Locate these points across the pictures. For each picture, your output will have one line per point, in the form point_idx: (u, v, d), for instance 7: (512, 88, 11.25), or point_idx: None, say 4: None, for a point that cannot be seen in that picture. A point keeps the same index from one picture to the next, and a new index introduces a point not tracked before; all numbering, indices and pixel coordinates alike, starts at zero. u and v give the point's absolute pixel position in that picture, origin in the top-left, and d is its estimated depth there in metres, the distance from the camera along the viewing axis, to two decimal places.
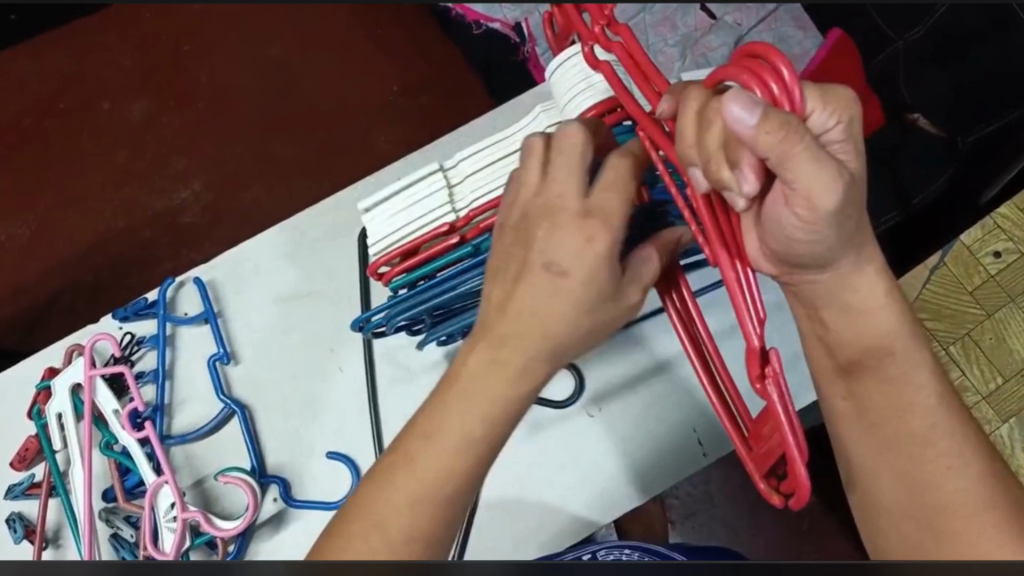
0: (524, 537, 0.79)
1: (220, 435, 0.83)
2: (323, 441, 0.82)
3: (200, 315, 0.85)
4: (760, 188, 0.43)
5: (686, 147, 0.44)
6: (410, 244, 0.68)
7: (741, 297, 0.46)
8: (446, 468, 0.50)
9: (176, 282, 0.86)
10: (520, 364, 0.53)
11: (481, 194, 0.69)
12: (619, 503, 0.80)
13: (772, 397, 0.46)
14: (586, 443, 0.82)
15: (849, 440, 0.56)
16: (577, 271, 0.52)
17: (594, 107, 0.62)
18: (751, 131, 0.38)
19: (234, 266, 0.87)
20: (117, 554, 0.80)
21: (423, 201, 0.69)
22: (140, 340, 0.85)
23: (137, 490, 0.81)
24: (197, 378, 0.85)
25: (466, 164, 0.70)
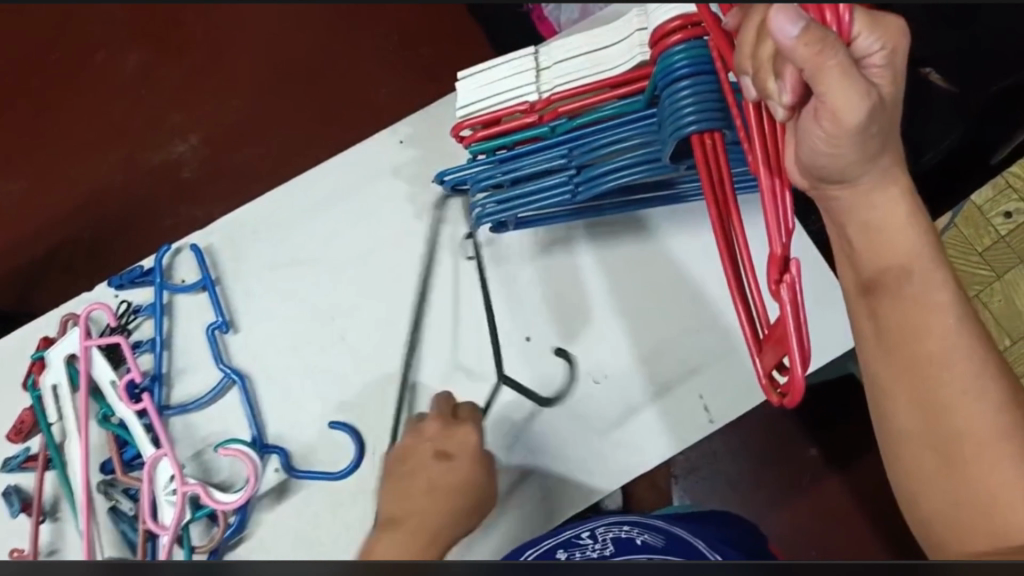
0: (529, 509, 0.77)
1: (219, 405, 0.81)
2: (324, 411, 0.81)
3: (197, 283, 0.83)
4: (800, 101, 0.43)
5: (741, 57, 0.45)
6: (493, 115, 0.78)
7: (771, 204, 0.46)
8: None
9: (172, 248, 0.84)
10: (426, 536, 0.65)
11: (564, 82, 0.77)
12: (621, 469, 0.76)
13: (784, 303, 0.45)
14: (593, 404, 0.79)
15: (876, 373, 0.54)
16: (459, 454, 0.71)
17: (678, 21, 0.65)
18: (792, 43, 0.36)
19: (230, 231, 0.85)
20: (115, 528, 0.78)
21: (511, 76, 0.78)
22: (137, 309, 0.83)
23: (136, 463, 0.79)
24: (195, 346, 0.83)
25: (559, 52, 0.77)
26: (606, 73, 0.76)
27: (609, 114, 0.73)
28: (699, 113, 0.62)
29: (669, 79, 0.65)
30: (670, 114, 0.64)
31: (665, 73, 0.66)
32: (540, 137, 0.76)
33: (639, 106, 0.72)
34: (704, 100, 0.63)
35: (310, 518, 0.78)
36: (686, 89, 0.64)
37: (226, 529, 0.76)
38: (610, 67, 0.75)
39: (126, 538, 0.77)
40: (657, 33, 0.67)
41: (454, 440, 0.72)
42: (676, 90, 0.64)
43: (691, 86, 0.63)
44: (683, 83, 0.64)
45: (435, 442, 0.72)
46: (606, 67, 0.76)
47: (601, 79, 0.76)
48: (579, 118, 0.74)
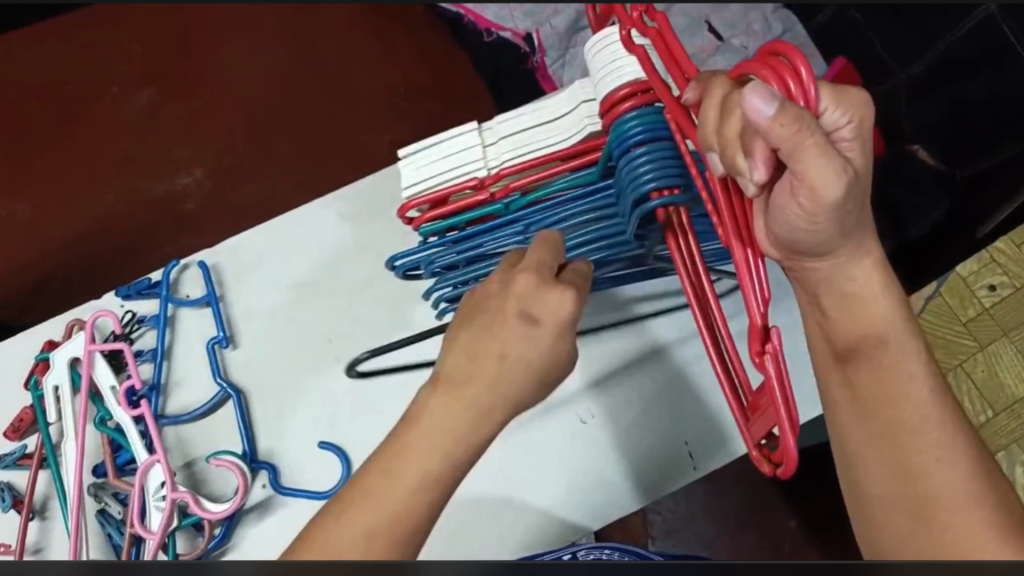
0: (513, 539, 0.80)
1: (213, 417, 0.84)
2: (312, 432, 0.83)
3: (202, 298, 0.86)
4: (770, 177, 0.46)
5: (707, 134, 0.48)
6: (440, 194, 0.81)
7: (748, 278, 0.50)
8: (403, 502, 0.52)
9: (180, 264, 0.88)
10: (475, 414, 0.56)
11: (512, 157, 0.81)
12: (606, 511, 0.81)
13: (769, 372, 0.49)
14: (581, 442, 0.83)
15: (846, 431, 0.56)
16: (546, 320, 0.58)
17: (627, 89, 0.69)
18: (767, 122, 0.40)
19: (236, 253, 0.89)
20: (102, 530, 0.80)
21: (458, 154, 0.82)
22: (141, 319, 0.86)
23: (128, 468, 0.82)
24: (194, 359, 0.86)
25: (502, 127, 0.82)
26: (558, 144, 0.81)
27: (564, 186, 0.78)
28: (659, 176, 0.66)
29: (624, 147, 0.68)
30: (629, 183, 0.67)
31: (620, 141, 0.68)
32: (494, 213, 0.80)
33: (594, 178, 0.77)
34: (664, 165, 0.66)
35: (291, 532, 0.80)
36: (643, 156, 0.66)
37: (211, 540, 0.77)
38: (561, 138, 0.81)
39: (111, 541, 0.79)
40: (607, 102, 0.70)
41: (545, 305, 0.59)
42: (633, 158, 0.67)
43: (648, 153, 0.66)
44: (639, 151, 0.67)
45: (521, 300, 0.59)
46: (558, 138, 0.81)
47: (551, 151, 0.80)
48: (532, 194, 0.78)
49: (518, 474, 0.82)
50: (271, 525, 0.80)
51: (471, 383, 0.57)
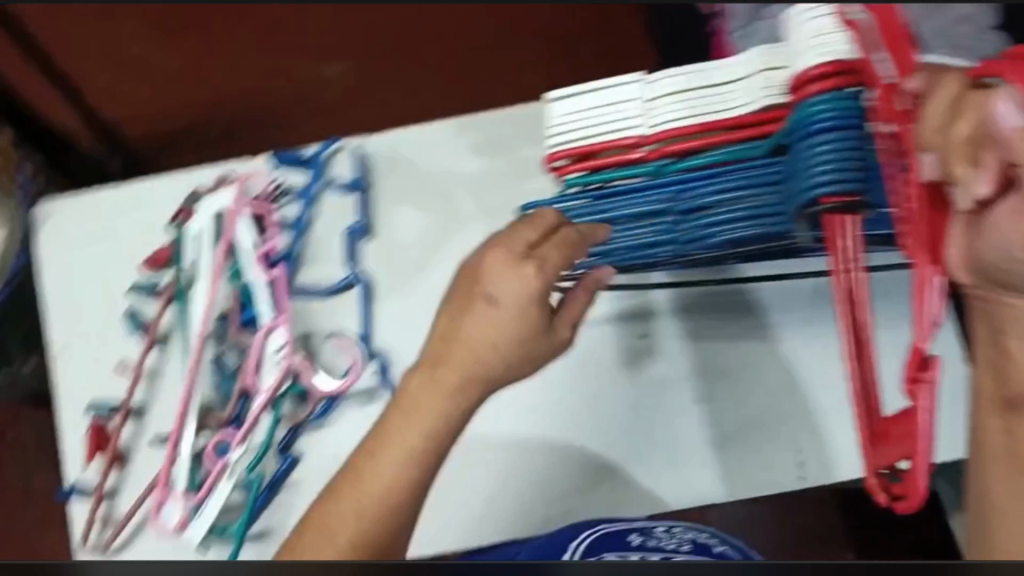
0: (593, 496, 0.80)
1: (339, 299, 0.86)
2: (428, 337, 0.84)
3: (349, 184, 0.87)
4: (992, 193, 0.42)
5: (926, 132, 0.44)
6: (590, 148, 0.75)
7: (931, 298, 0.46)
8: (387, 479, 0.60)
9: (335, 145, 0.88)
10: (454, 383, 0.63)
11: (675, 118, 0.73)
12: (699, 497, 0.79)
13: (922, 402, 0.46)
14: (682, 419, 0.81)
15: (994, 490, 0.49)
16: (505, 301, 0.64)
17: (824, 66, 0.61)
18: (1012, 128, 0.38)
19: (392, 144, 0.88)
20: (214, 377, 0.84)
21: (615, 104, 0.74)
22: (289, 190, 0.88)
23: (250, 325, 0.85)
24: (331, 239, 0.87)
25: (668, 82, 0.73)
26: (728, 111, 0.71)
27: (726, 158, 0.70)
28: (835, 173, 0.60)
29: (806, 130, 0.62)
30: (801, 169, 0.62)
31: (802, 123, 0.62)
32: (644, 176, 0.73)
33: (764, 154, 0.68)
34: (845, 162, 0.60)
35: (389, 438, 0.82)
36: (825, 144, 0.60)
37: (312, 411, 0.81)
38: (734, 104, 0.71)
39: (221, 390, 0.83)
40: (800, 79, 0.63)
41: (502, 284, 0.64)
42: (813, 143, 0.61)
43: (831, 141, 0.60)
44: (823, 138, 0.61)
45: (484, 286, 0.65)
46: (730, 104, 0.71)
47: (718, 118, 0.71)
48: (688, 162, 0.71)
49: (619, 437, 0.81)
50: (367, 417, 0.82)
51: (453, 369, 0.64)
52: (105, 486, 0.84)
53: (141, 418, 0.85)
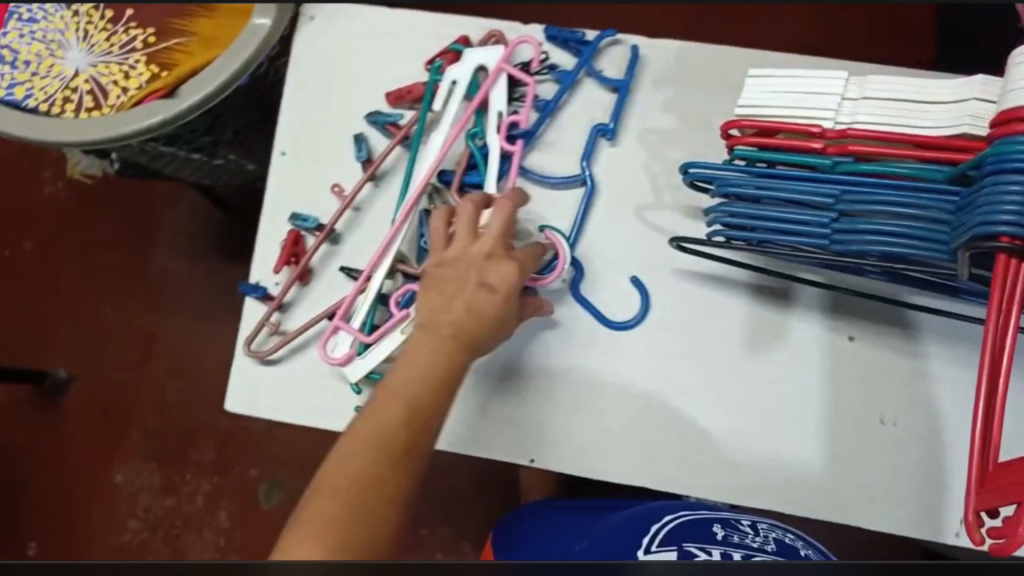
0: (755, 484, 0.89)
1: (564, 192, 0.96)
2: (630, 265, 0.95)
3: (612, 82, 0.96)
4: None
5: None
6: (773, 126, 0.79)
7: None
8: (369, 457, 0.71)
9: (613, 38, 0.97)
10: (449, 349, 0.77)
11: (867, 121, 0.76)
12: (845, 514, 0.87)
13: None
14: (858, 437, 0.88)
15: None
16: (500, 288, 0.79)
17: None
18: None
19: (662, 62, 0.97)
20: (418, 227, 0.91)
21: (813, 94, 0.78)
22: (550, 68, 0.97)
23: (469, 188, 0.91)
24: (577, 131, 0.97)
25: (872, 88, 0.76)
26: (920, 129, 0.73)
27: (904, 171, 0.72)
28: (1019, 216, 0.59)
29: (1001, 168, 0.61)
30: (984, 204, 0.61)
31: (999, 158, 0.61)
32: (819, 166, 0.77)
33: (939, 177, 0.70)
34: None
35: (566, 355, 0.94)
36: (1018, 187, 0.60)
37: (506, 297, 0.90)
38: (928, 124, 0.73)
39: (421, 241, 0.90)
40: (1006, 115, 0.62)
41: (496, 273, 0.79)
42: (1005, 183, 0.61)
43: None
44: (1015, 180, 0.60)
45: (479, 270, 0.79)
46: (924, 122, 0.73)
47: (907, 135, 0.74)
48: (865, 165, 0.74)
49: (788, 429, 0.89)
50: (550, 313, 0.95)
51: (441, 324, 0.78)
52: (284, 297, 0.92)
53: (336, 242, 0.93)
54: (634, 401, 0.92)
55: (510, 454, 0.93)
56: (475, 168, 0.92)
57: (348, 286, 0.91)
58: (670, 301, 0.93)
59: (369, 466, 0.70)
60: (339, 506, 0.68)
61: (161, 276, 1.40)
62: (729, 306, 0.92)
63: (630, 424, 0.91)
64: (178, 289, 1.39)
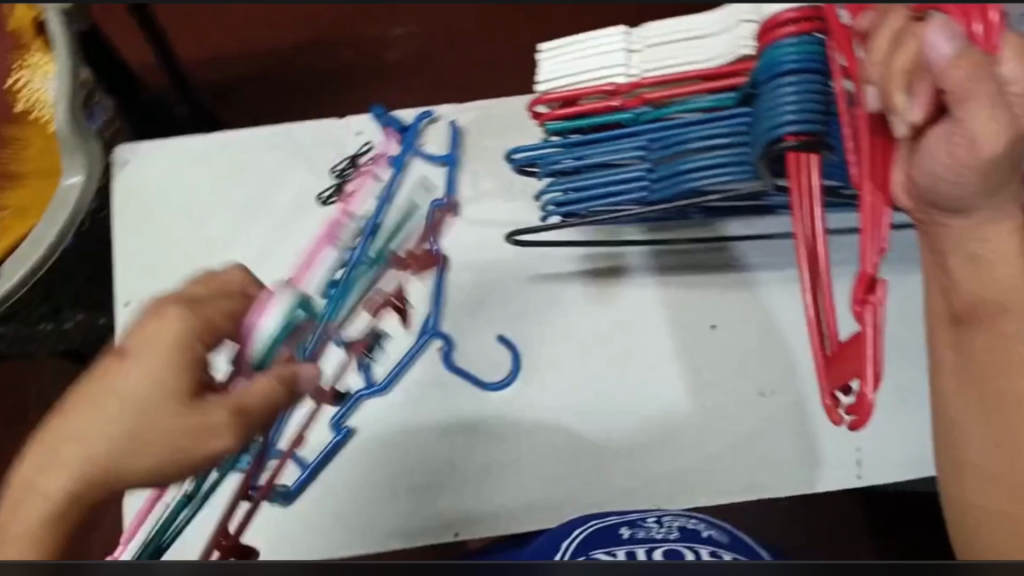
0: (665, 483, 0.90)
1: (414, 275, 0.99)
2: (496, 326, 0.97)
3: (441, 158, 1.03)
4: (927, 118, 0.52)
5: (871, 65, 0.54)
6: (573, 94, 0.82)
7: (872, 229, 0.55)
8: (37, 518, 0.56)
9: (433, 117, 1.04)
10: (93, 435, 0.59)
11: (654, 69, 0.81)
12: (752, 489, 0.88)
13: (865, 317, 0.54)
14: (743, 419, 0.90)
15: (955, 406, 0.63)
16: (141, 358, 0.62)
17: (794, 12, 0.65)
18: (945, 59, 0.47)
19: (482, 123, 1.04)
20: None
21: (601, 56, 0.82)
22: (380, 156, 1.04)
23: (321, 289, 1.00)
24: (418, 211, 1.02)
25: (654, 36, 0.82)
26: (701, 63, 0.80)
27: (697, 106, 0.78)
28: (798, 115, 0.64)
29: (774, 72, 0.66)
30: (768, 111, 0.65)
31: (773, 64, 0.66)
32: (620, 121, 0.81)
33: (732, 104, 0.77)
34: (808, 100, 0.64)
35: (447, 408, 0.95)
36: (792, 85, 0.65)
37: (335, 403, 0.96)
38: (706, 58, 0.79)
39: None
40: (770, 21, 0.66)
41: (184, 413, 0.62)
42: (781, 85, 0.65)
43: (797, 84, 0.65)
44: (789, 80, 0.65)
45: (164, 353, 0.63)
46: (703, 57, 0.80)
47: (693, 70, 0.79)
48: (663, 110, 0.79)
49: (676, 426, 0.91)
50: (428, 378, 0.96)
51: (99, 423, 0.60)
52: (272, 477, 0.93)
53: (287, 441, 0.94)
54: (523, 440, 0.93)
55: (429, 533, 0.92)
56: (323, 270, 1.01)
57: None
58: (537, 341, 0.96)
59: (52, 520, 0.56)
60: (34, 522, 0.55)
61: None
62: (598, 337, 0.95)
63: (528, 464, 0.92)
64: None
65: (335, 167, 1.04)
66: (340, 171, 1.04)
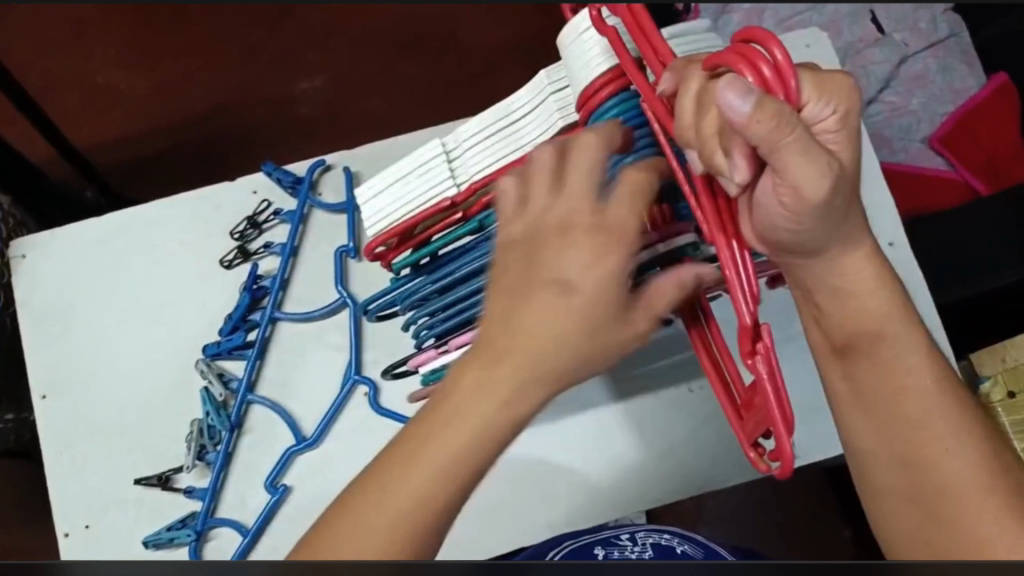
0: (609, 504, 0.88)
1: (329, 321, 0.99)
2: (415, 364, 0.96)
3: (339, 206, 1.01)
4: (751, 180, 0.48)
5: (682, 128, 0.49)
6: (406, 224, 0.75)
7: (735, 274, 0.49)
8: (449, 466, 0.50)
9: (325, 167, 1.03)
10: (553, 335, 0.53)
11: (480, 167, 0.74)
12: (697, 481, 0.89)
13: (762, 371, 0.49)
14: (670, 423, 0.90)
15: (858, 437, 0.63)
16: (581, 285, 0.54)
17: (605, 75, 0.64)
18: (745, 119, 0.42)
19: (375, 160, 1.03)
20: (202, 404, 0.97)
21: (422, 172, 0.75)
22: (278, 213, 1.02)
23: (236, 351, 0.98)
24: (324, 260, 1.01)
25: (466, 136, 0.75)
26: (526, 145, 0.72)
27: None
28: (649, 173, 0.66)
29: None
30: None
31: None
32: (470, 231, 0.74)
33: None
34: (655, 155, 0.65)
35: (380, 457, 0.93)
36: (636, 152, 0.63)
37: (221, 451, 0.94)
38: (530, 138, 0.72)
39: (206, 416, 0.95)
40: (584, 96, 0.65)
41: (598, 242, 0.54)
42: (625, 153, 0.64)
43: (639, 146, 0.65)
44: (623, 133, 0.64)
45: (553, 223, 0.55)
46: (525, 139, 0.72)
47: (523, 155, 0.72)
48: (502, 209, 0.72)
49: (609, 438, 0.90)
50: (362, 427, 0.95)
51: (532, 317, 0.54)
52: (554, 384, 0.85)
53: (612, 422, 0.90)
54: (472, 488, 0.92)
55: None
56: (236, 331, 0.99)
57: (152, 493, 0.95)
58: None
59: (469, 454, 0.51)
60: (408, 499, 0.50)
61: None
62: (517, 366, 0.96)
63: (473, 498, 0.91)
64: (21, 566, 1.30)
65: (235, 229, 1.02)
66: (240, 232, 1.02)
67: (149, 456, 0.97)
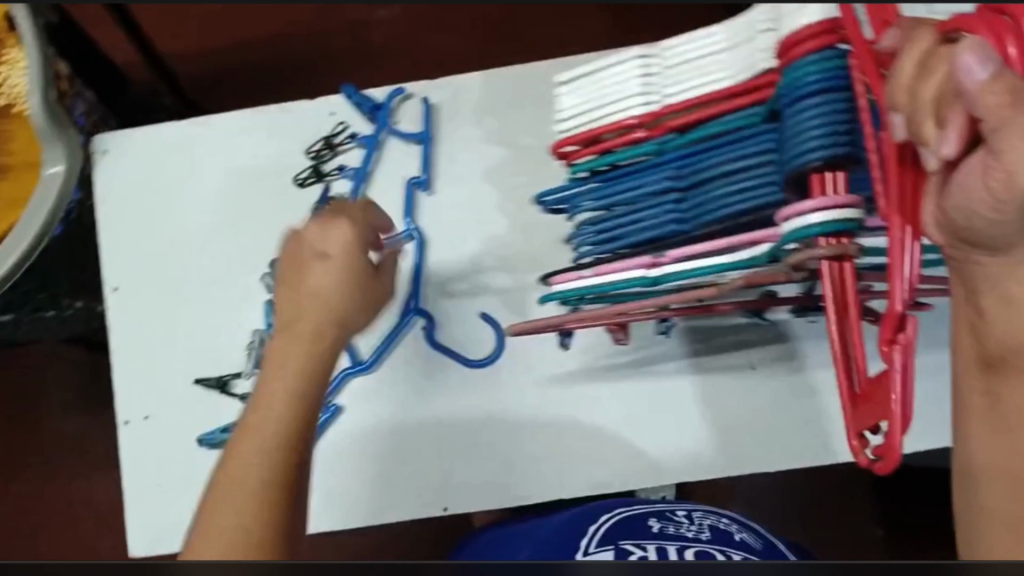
0: (661, 467, 0.88)
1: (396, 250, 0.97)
2: (475, 304, 0.95)
3: (415, 135, 0.99)
4: (958, 154, 0.47)
5: (897, 92, 0.49)
6: (593, 132, 0.75)
7: (899, 252, 0.51)
8: (254, 484, 0.61)
9: (403, 94, 1.00)
10: (314, 332, 0.72)
11: (677, 92, 0.72)
12: (746, 461, 0.88)
13: (894, 361, 0.51)
14: (729, 396, 0.89)
15: (980, 455, 0.54)
16: (332, 255, 0.74)
17: (813, 26, 0.59)
18: (978, 84, 0.43)
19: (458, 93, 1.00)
20: (265, 316, 0.98)
21: (618, 87, 0.75)
22: (354, 136, 1.01)
23: None
24: (394, 190, 0.99)
25: (670, 57, 0.73)
26: (725, 78, 0.70)
27: (730, 126, 0.68)
28: (825, 136, 0.58)
29: (795, 94, 0.59)
30: (793, 133, 0.59)
31: (793, 85, 0.59)
32: (647, 154, 0.71)
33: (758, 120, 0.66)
34: (833, 118, 0.58)
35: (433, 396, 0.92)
36: (816, 107, 0.58)
37: None
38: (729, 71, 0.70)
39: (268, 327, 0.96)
40: (787, 42, 0.60)
41: (330, 239, 0.74)
42: (804, 108, 0.59)
43: (822, 103, 0.58)
44: (814, 102, 0.58)
45: (312, 243, 0.75)
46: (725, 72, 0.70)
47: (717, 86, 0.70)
48: (688, 135, 0.69)
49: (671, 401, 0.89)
50: (414, 361, 0.94)
51: (302, 315, 0.73)
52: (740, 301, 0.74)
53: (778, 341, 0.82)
54: (518, 430, 0.91)
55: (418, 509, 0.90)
56: None
57: (210, 395, 0.97)
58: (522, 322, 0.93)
59: (268, 470, 0.62)
60: (257, 482, 0.61)
61: (53, 440, 1.35)
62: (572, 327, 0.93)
63: (522, 443, 0.90)
64: (74, 449, 1.35)
65: (311, 148, 1.01)
66: (316, 152, 1.01)
67: (208, 359, 0.98)
